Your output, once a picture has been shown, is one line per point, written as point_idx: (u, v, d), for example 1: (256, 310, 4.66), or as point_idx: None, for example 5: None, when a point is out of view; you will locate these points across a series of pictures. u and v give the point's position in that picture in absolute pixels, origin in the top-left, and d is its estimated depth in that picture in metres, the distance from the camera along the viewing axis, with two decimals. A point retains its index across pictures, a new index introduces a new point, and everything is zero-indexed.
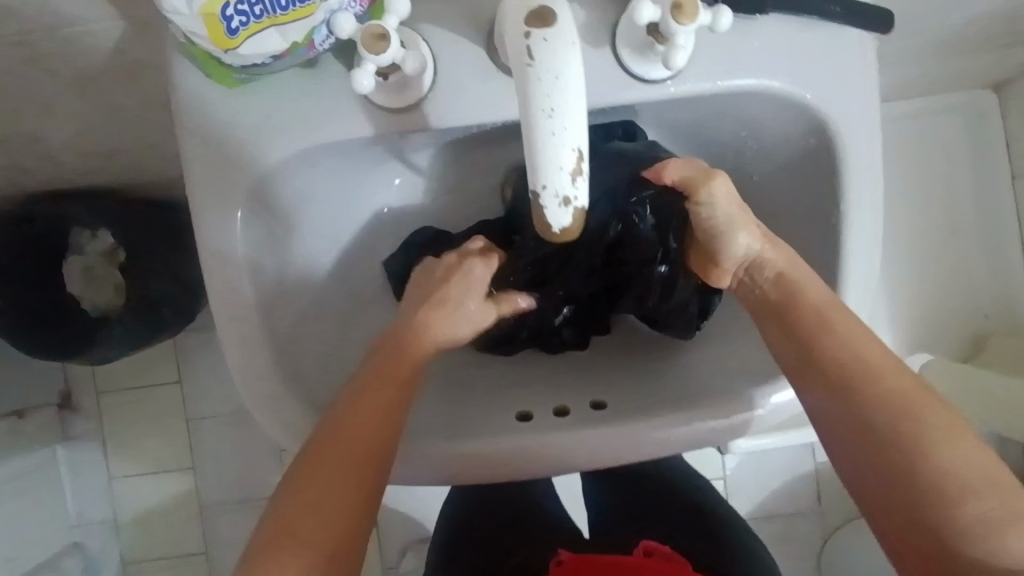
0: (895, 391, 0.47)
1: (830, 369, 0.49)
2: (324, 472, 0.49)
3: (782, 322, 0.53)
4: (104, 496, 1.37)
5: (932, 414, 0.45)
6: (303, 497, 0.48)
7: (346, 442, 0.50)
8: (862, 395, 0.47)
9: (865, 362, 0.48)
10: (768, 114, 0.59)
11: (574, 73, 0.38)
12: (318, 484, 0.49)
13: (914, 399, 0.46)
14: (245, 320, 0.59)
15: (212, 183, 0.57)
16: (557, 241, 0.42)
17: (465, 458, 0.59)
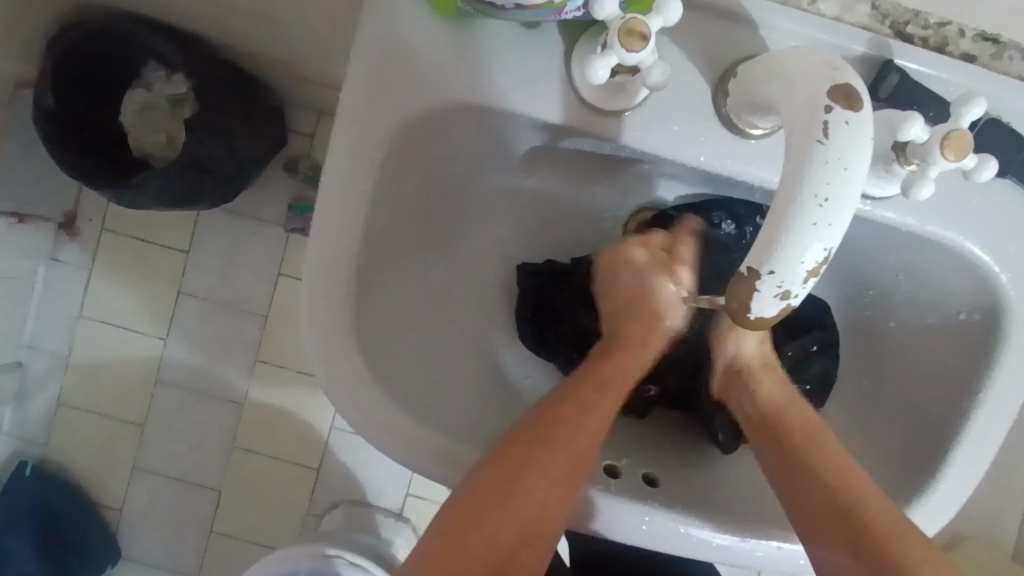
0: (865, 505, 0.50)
1: (810, 483, 0.53)
2: (533, 479, 0.51)
3: (778, 446, 0.56)
4: (64, 330, 1.26)
5: (901, 537, 0.49)
6: (506, 483, 0.50)
7: (551, 443, 0.52)
8: (834, 504, 0.51)
9: (842, 479, 0.52)
10: (944, 270, 0.57)
11: (861, 167, 0.34)
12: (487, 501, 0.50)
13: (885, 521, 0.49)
14: (346, 250, 0.53)
15: (376, 98, 0.53)
16: (748, 327, 0.39)
17: None
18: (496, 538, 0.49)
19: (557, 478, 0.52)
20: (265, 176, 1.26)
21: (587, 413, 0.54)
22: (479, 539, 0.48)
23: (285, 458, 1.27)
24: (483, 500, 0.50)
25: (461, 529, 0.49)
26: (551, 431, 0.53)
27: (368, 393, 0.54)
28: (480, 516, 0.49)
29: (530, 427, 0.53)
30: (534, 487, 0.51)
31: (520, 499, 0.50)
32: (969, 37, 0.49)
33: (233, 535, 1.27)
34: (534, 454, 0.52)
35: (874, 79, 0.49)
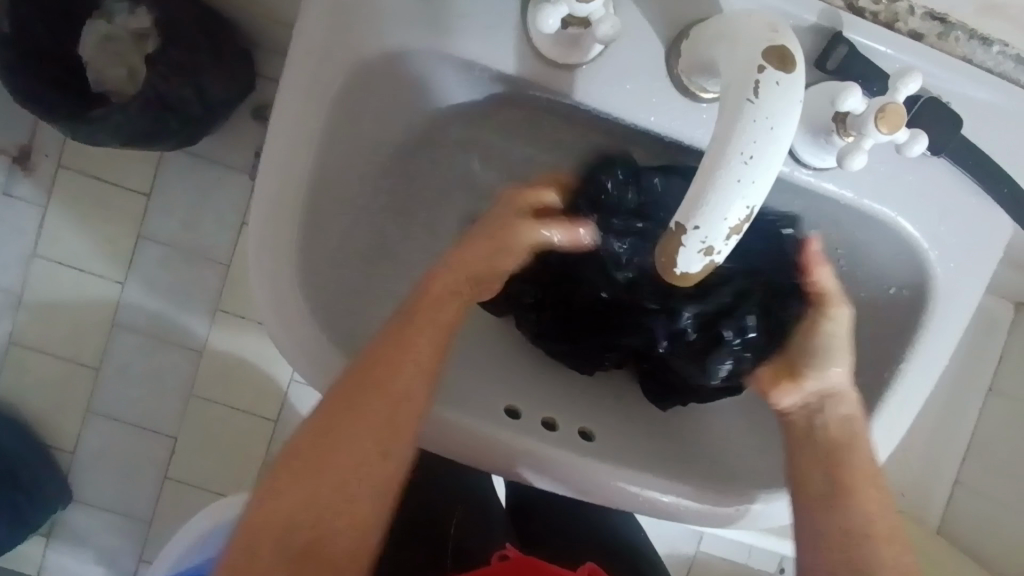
0: (870, 524, 0.55)
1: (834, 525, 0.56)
2: (347, 430, 0.54)
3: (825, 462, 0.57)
4: (18, 268, 1.23)
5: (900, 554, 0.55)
6: (324, 436, 0.54)
7: (366, 393, 0.54)
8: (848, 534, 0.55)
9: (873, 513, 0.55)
10: (881, 246, 0.59)
11: (788, 129, 0.35)
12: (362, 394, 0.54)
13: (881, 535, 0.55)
14: (293, 192, 0.53)
15: (331, 35, 0.52)
16: (671, 280, 0.40)
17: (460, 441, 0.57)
18: (323, 483, 0.53)
19: (365, 433, 0.54)
20: (232, 121, 1.23)
21: (391, 368, 0.54)
22: (303, 484, 0.53)
23: (242, 408, 1.27)
24: (304, 454, 0.54)
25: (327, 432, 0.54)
26: (357, 388, 0.54)
27: (311, 335, 0.55)
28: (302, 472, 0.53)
29: (341, 388, 0.54)
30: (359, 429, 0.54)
31: (331, 452, 0.53)
32: (918, 16, 0.51)
33: (187, 481, 1.27)
34: (354, 404, 0.54)
35: (824, 51, 0.50)
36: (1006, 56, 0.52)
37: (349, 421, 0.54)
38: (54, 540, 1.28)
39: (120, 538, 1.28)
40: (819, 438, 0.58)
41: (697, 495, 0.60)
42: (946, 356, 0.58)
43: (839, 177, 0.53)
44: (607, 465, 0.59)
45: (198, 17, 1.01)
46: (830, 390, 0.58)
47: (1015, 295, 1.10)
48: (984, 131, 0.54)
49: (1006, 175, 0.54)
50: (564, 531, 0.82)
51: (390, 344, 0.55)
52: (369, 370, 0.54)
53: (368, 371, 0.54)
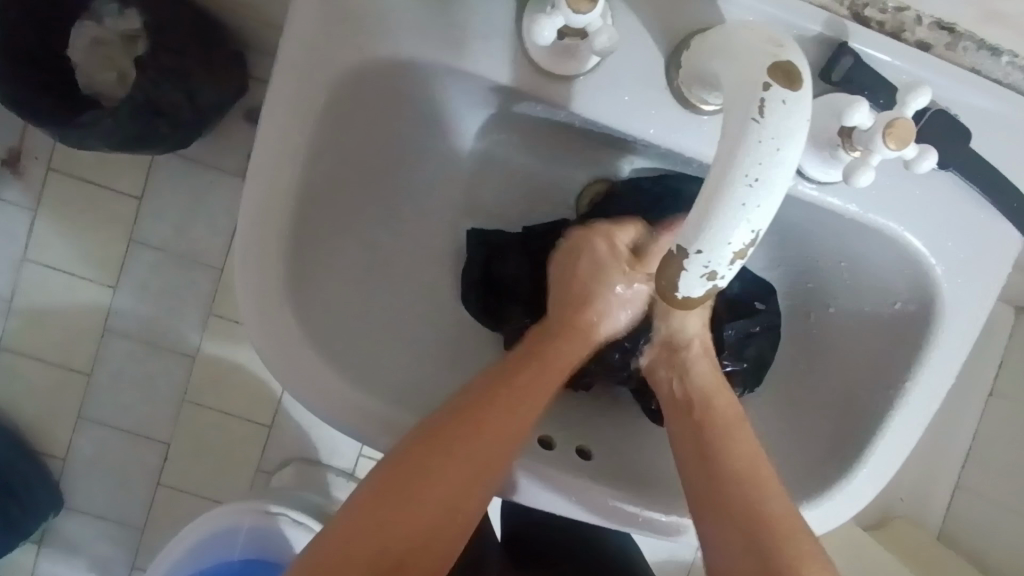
0: (744, 475, 0.52)
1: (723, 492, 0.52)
2: (458, 451, 0.51)
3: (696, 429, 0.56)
4: (7, 272, 1.21)
5: (800, 539, 0.49)
6: (418, 476, 0.49)
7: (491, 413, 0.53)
8: (732, 502, 0.51)
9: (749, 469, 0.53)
10: (886, 261, 0.58)
11: (795, 149, 0.34)
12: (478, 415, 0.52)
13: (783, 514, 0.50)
14: (281, 206, 0.51)
15: (319, 45, 0.50)
16: (671, 305, 0.39)
17: None
18: (420, 500, 0.49)
19: (458, 478, 0.51)
20: (224, 124, 1.21)
21: (500, 410, 0.53)
22: (389, 526, 0.48)
23: (236, 415, 1.25)
24: (389, 495, 0.49)
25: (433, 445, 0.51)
26: (464, 430, 0.51)
27: (301, 353, 0.53)
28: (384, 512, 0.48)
29: (440, 426, 0.52)
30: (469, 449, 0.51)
31: (423, 495, 0.49)
32: (925, 25, 0.49)
33: (179, 488, 1.25)
34: (472, 426, 0.52)
35: (828, 62, 0.49)
36: (1014, 67, 0.51)
37: (460, 441, 0.51)
38: (46, 548, 1.26)
39: (112, 547, 1.26)
40: (686, 407, 0.59)
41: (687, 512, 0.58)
42: (952, 374, 0.57)
43: (844, 191, 0.52)
44: (596, 483, 0.58)
45: (186, 19, 0.99)
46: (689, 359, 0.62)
47: (1018, 300, 1.08)
48: (992, 144, 0.53)
49: (1015, 190, 0.53)
50: (559, 550, 0.80)
51: (498, 388, 0.55)
52: (477, 414, 0.53)
53: (473, 412, 0.53)
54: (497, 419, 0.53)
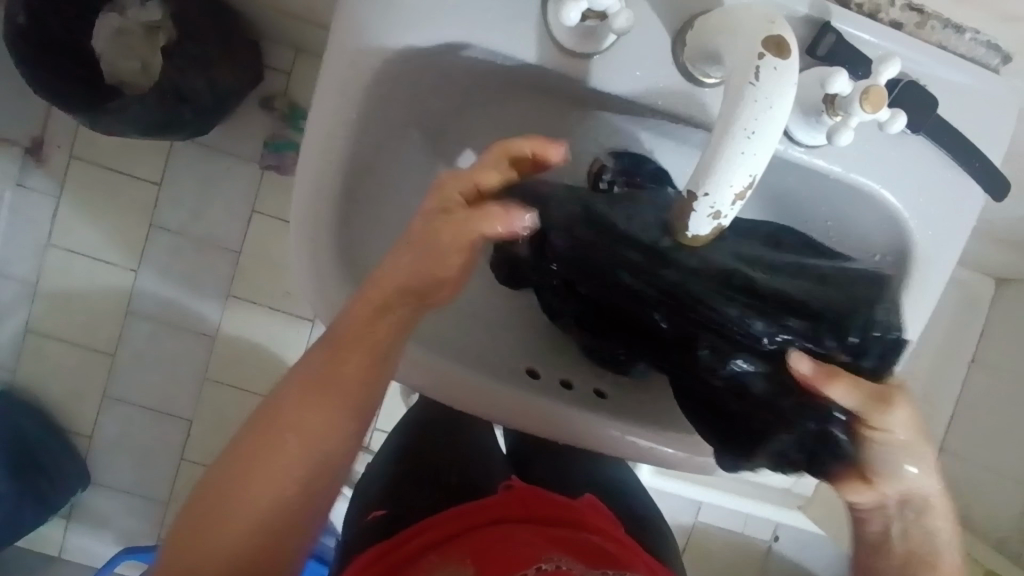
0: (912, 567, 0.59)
1: None
2: (336, 376, 0.53)
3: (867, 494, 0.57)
4: (33, 257, 1.27)
5: None
6: (305, 402, 0.52)
7: (356, 338, 0.53)
8: None
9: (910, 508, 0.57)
10: (867, 217, 0.65)
11: (785, 106, 0.41)
12: (359, 340, 0.53)
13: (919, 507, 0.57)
14: (333, 173, 0.59)
15: (365, 31, 0.57)
16: (685, 241, 0.46)
17: (489, 399, 0.62)
18: (305, 428, 0.52)
19: (340, 396, 0.53)
20: (240, 112, 1.27)
21: (349, 383, 0.53)
22: (280, 456, 0.51)
23: (256, 390, 1.32)
24: (281, 422, 0.52)
25: (316, 378, 0.52)
26: (338, 364, 0.53)
27: (348, 304, 0.60)
28: (271, 440, 0.51)
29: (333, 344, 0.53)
30: (344, 372, 0.53)
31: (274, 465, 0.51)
32: (898, 7, 0.58)
33: (205, 461, 1.32)
34: (345, 352, 0.53)
35: (813, 38, 0.56)
36: (977, 43, 0.58)
37: (335, 366, 0.53)
38: (76, 520, 1.32)
39: (138, 517, 1.33)
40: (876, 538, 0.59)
41: (689, 445, 0.65)
42: (928, 316, 0.64)
43: (825, 155, 0.59)
44: (604, 417, 0.64)
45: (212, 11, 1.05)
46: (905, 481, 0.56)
47: (994, 271, 1.16)
48: (957, 111, 0.60)
49: (976, 150, 0.60)
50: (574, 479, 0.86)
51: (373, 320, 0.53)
52: (341, 351, 0.53)
53: (319, 389, 0.52)
54: (364, 340, 0.53)
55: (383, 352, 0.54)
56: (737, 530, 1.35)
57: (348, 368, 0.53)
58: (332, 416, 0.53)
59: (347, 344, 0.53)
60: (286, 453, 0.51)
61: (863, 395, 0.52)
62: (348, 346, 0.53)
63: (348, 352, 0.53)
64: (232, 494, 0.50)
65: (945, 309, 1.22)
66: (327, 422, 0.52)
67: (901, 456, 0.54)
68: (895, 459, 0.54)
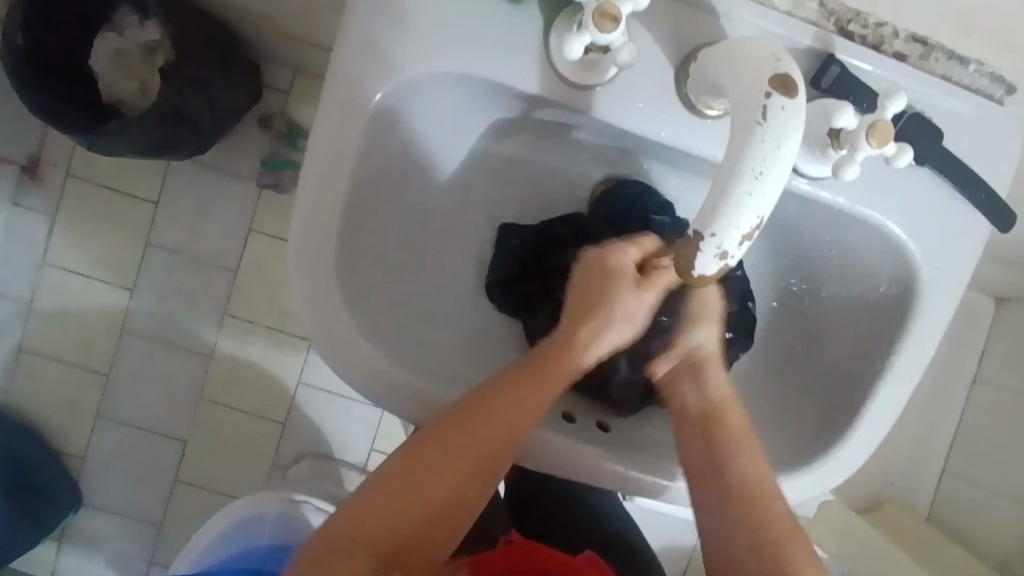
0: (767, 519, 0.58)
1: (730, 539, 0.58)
2: (480, 431, 0.57)
3: (700, 431, 0.62)
4: (28, 275, 1.26)
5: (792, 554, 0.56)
6: (444, 450, 0.57)
7: (499, 403, 0.58)
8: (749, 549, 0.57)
9: (754, 483, 0.59)
10: (870, 247, 0.64)
11: (792, 145, 0.41)
12: (502, 398, 0.58)
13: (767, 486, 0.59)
14: (331, 204, 0.58)
15: (365, 60, 0.56)
16: (688, 282, 0.45)
17: None
18: (445, 475, 0.57)
19: (475, 452, 0.58)
20: (238, 130, 1.26)
21: (481, 447, 0.58)
22: (419, 495, 0.56)
23: (252, 411, 1.30)
24: (420, 467, 0.57)
25: (456, 430, 0.57)
26: (475, 418, 0.57)
27: (346, 334, 0.59)
28: (415, 481, 0.57)
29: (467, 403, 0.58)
30: (488, 430, 0.57)
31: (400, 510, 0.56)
32: (901, 38, 0.56)
33: (199, 483, 1.30)
34: (485, 412, 0.58)
35: (817, 71, 0.56)
36: (981, 74, 0.58)
37: (484, 425, 0.57)
38: (66, 543, 1.30)
39: (130, 541, 1.30)
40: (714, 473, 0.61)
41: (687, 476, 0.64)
42: (934, 347, 0.64)
43: (830, 186, 0.59)
44: (603, 453, 0.63)
45: (211, 32, 1.05)
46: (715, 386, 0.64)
47: (996, 291, 1.15)
48: (962, 142, 0.60)
49: (981, 182, 0.60)
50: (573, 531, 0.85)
51: (519, 380, 0.59)
52: (483, 404, 0.58)
53: (445, 442, 0.57)
54: (506, 402, 0.58)
55: (530, 411, 0.59)
56: None
57: (494, 426, 0.58)
58: (468, 469, 0.58)
59: (472, 407, 0.58)
60: (422, 496, 0.56)
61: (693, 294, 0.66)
62: (480, 406, 0.58)
63: (485, 408, 0.58)
64: (371, 536, 0.54)
65: (947, 330, 1.21)
66: (461, 472, 0.58)
67: (698, 318, 0.65)
68: (696, 318, 0.65)
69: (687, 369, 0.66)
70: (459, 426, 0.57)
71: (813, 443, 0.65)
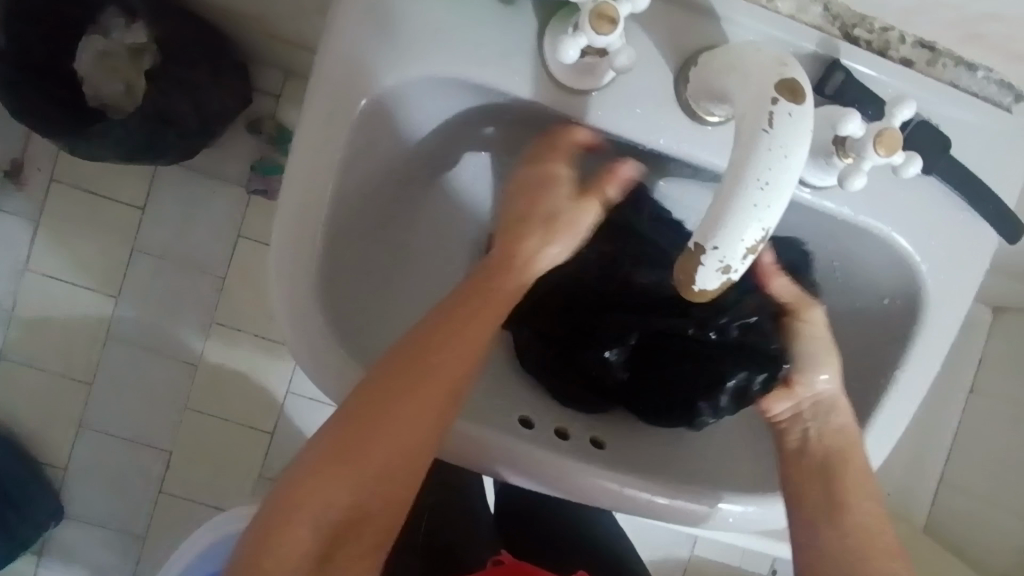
0: (861, 526, 0.59)
1: (843, 538, 0.58)
2: (424, 370, 0.54)
3: (823, 472, 0.60)
4: (9, 281, 1.22)
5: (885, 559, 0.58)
6: (390, 397, 0.53)
7: (438, 343, 0.54)
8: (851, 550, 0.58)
9: (866, 514, 0.59)
10: (875, 258, 0.63)
11: (800, 155, 0.39)
12: (440, 337, 0.54)
13: (871, 524, 0.59)
14: (314, 212, 0.55)
15: (352, 64, 0.54)
16: (688, 297, 0.44)
17: (476, 450, 0.59)
18: (396, 422, 0.53)
19: (423, 397, 0.54)
20: (227, 135, 1.23)
21: (423, 390, 0.54)
22: (370, 440, 0.53)
23: (239, 421, 1.26)
24: (368, 416, 0.53)
25: (394, 373, 0.53)
26: (420, 357, 0.54)
27: (330, 349, 0.56)
28: (364, 431, 0.53)
29: (412, 346, 0.54)
30: (428, 370, 0.54)
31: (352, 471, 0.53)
32: (908, 44, 0.55)
33: (183, 495, 1.26)
34: (428, 351, 0.54)
35: (822, 76, 0.54)
36: (989, 81, 0.57)
37: (423, 363, 0.54)
38: (45, 557, 1.25)
39: (112, 556, 1.26)
40: (824, 466, 0.60)
41: (684, 493, 0.62)
42: (939, 363, 0.62)
43: (833, 196, 0.57)
44: (601, 468, 0.60)
45: (199, 33, 1.02)
46: (819, 396, 0.63)
47: (995, 300, 1.13)
48: (967, 151, 0.58)
49: (989, 193, 0.58)
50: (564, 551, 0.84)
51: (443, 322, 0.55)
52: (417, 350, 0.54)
53: (388, 393, 0.53)
54: (441, 344, 0.54)
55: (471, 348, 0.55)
56: (735, 564, 1.30)
57: (434, 365, 0.54)
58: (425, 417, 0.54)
59: (415, 352, 0.54)
60: (383, 445, 0.53)
61: (793, 293, 0.65)
62: (419, 356, 0.54)
63: (422, 355, 0.54)
64: (327, 478, 0.53)
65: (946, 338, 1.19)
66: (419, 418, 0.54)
67: (821, 356, 0.63)
68: (818, 358, 0.63)
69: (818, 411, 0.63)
70: (404, 370, 0.53)
71: None
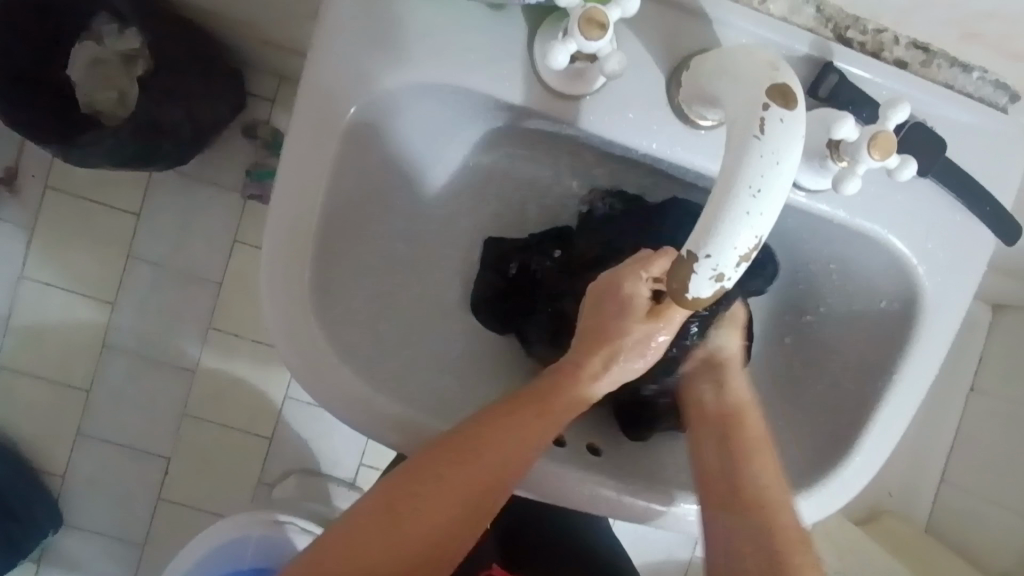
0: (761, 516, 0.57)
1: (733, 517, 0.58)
2: (496, 436, 0.56)
3: (720, 433, 0.62)
4: (5, 289, 1.22)
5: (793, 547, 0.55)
6: (457, 463, 0.55)
7: (515, 419, 0.57)
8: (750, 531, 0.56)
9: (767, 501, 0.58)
10: (869, 261, 0.62)
11: (791, 161, 0.39)
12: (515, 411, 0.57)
13: (777, 505, 0.57)
14: (306, 220, 0.55)
15: (342, 72, 0.53)
16: (681, 306, 0.43)
17: None
18: (459, 486, 0.55)
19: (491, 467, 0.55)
20: (222, 141, 1.23)
21: (492, 466, 0.56)
22: (426, 499, 0.54)
23: (237, 426, 1.26)
24: (429, 475, 0.54)
25: (466, 438, 0.56)
26: (490, 429, 0.56)
27: (324, 359, 0.56)
28: (420, 488, 0.54)
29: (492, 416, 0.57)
30: (497, 439, 0.56)
31: (411, 525, 0.54)
32: (902, 45, 0.55)
33: (182, 502, 1.25)
34: (499, 424, 0.57)
35: (815, 79, 0.54)
36: (984, 82, 0.57)
37: (493, 435, 0.56)
38: (44, 567, 1.25)
39: (110, 564, 1.25)
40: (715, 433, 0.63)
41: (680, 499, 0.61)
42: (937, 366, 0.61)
43: (829, 199, 0.56)
44: (597, 477, 0.60)
45: (192, 40, 1.02)
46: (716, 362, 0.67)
47: (996, 298, 1.12)
48: (965, 153, 0.58)
49: (987, 195, 0.58)
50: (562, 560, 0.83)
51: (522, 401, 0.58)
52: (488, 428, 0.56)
53: (456, 458, 0.55)
54: (520, 422, 0.57)
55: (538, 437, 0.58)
56: None
57: (506, 438, 0.56)
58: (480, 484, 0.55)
59: (485, 432, 0.56)
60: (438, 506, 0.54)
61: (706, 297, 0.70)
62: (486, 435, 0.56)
63: (490, 433, 0.56)
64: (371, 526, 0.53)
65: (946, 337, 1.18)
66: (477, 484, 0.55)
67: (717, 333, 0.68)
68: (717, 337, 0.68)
69: (705, 371, 0.67)
70: (472, 436, 0.56)
71: (816, 468, 0.62)
